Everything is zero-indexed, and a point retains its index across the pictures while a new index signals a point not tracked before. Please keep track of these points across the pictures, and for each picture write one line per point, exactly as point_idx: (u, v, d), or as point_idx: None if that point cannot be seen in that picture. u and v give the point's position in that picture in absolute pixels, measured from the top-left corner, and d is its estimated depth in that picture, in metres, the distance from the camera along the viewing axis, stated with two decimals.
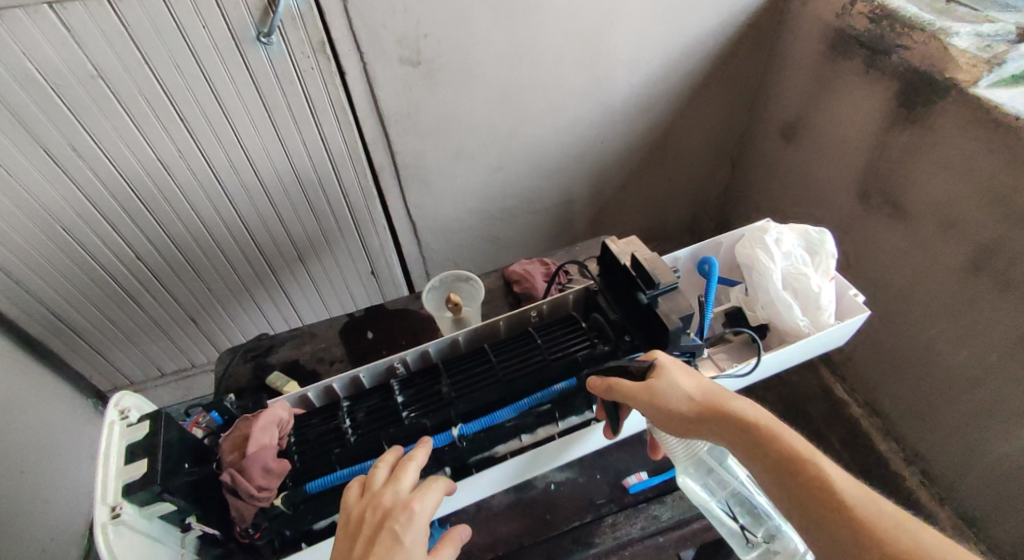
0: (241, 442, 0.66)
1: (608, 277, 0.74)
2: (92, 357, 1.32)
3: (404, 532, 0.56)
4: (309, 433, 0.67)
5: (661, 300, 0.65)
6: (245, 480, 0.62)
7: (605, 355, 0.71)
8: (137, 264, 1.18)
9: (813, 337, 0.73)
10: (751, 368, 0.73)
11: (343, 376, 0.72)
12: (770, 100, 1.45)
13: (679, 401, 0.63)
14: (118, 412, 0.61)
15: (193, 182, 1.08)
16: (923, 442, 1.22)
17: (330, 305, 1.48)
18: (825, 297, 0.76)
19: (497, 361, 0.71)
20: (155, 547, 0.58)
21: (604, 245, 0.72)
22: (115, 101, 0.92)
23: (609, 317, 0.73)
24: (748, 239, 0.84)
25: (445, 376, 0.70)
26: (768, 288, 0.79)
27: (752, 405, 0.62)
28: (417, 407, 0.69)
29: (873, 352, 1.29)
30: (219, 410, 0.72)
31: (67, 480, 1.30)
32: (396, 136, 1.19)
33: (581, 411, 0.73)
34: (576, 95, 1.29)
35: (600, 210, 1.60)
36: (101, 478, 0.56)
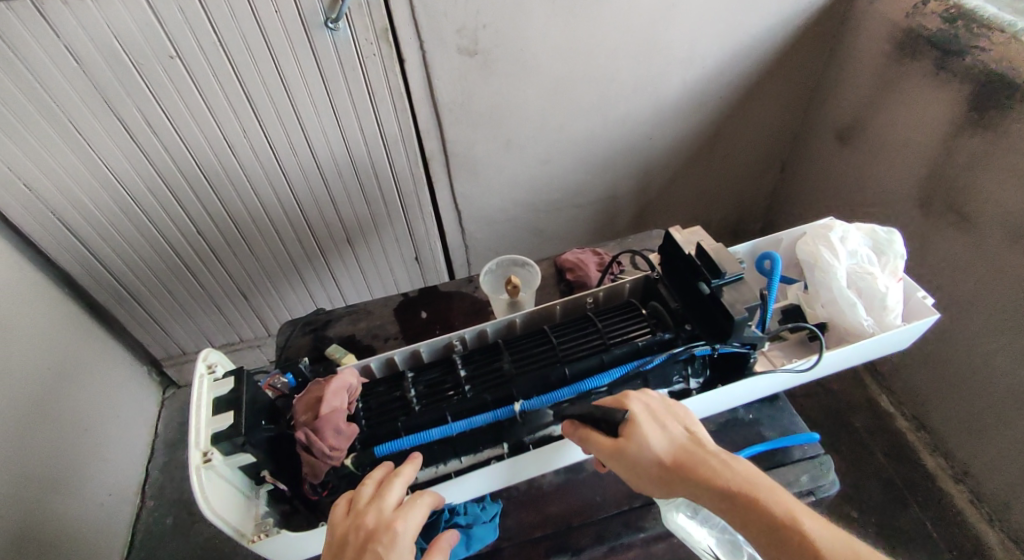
0: (313, 404, 0.68)
1: (668, 266, 0.74)
2: (149, 324, 1.39)
3: (388, 554, 0.57)
4: (375, 400, 0.70)
5: (726, 290, 0.65)
6: (319, 439, 0.64)
7: (665, 342, 0.71)
8: (197, 237, 1.23)
9: (879, 337, 0.71)
10: (813, 364, 0.70)
11: (404, 349, 0.74)
12: (827, 103, 1.41)
13: (651, 461, 0.61)
14: (206, 366, 0.65)
15: (253, 159, 1.12)
16: (975, 461, 1.19)
17: (373, 287, 1.51)
18: (892, 297, 0.75)
19: (557, 342, 0.72)
20: (237, 494, 0.62)
21: (667, 235, 0.72)
22: (189, 78, 0.96)
23: (669, 306, 0.73)
24: (812, 235, 0.82)
25: (506, 354, 0.72)
26: (832, 286, 0.77)
27: (730, 463, 0.60)
28: (478, 383, 0.70)
29: (926, 364, 1.25)
30: (293, 372, 0.75)
31: (124, 440, 1.36)
32: (449, 126, 1.22)
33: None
34: (628, 90, 1.28)
35: (644, 207, 1.59)
36: (194, 425, 0.60)
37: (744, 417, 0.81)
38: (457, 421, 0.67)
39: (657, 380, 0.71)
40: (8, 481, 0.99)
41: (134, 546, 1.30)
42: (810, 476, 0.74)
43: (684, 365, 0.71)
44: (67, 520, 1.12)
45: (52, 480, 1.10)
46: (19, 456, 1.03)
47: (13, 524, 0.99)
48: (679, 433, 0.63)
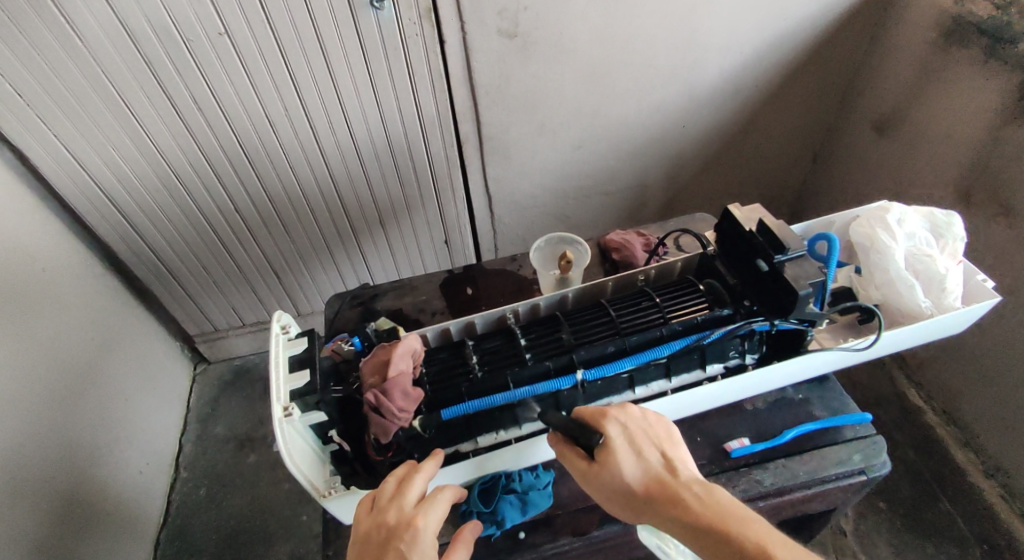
0: (381, 366, 0.65)
1: (725, 243, 0.74)
2: (184, 301, 1.41)
3: (411, 551, 0.58)
4: (439, 365, 0.69)
5: (788, 266, 0.64)
6: (388, 401, 0.62)
7: (723, 319, 0.69)
8: (235, 216, 1.25)
9: (937, 318, 0.70)
10: (870, 344, 0.69)
11: (459, 319, 0.73)
12: (865, 93, 1.39)
13: (623, 488, 0.61)
14: (280, 326, 0.67)
15: (293, 138, 1.13)
16: (1007, 455, 1.16)
17: (402, 269, 1.51)
18: (953, 280, 0.72)
19: (616, 314, 0.70)
20: (311, 452, 0.63)
21: (727, 211, 0.71)
22: (236, 56, 0.97)
23: (727, 282, 0.73)
24: (868, 218, 0.78)
25: (565, 325, 0.70)
26: (889, 267, 0.74)
27: (704, 495, 0.58)
28: (539, 352, 0.69)
29: (959, 359, 1.23)
30: (360, 335, 0.72)
31: (158, 413, 1.40)
32: (485, 109, 1.22)
33: (697, 368, 0.69)
34: (664, 75, 1.27)
35: (673, 195, 1.59)
36: (273, 382, 0.61)
37: (793, 397, 0.77)
38: (519, 388, 0.66)
39: (713, 355, 0.68)
40: (55, 445, 1.03)
41: (170, 515, 1.33)
42: (862, 455, 0.70)
43: (742, 340, 0.68)
44: (107, 487, 1.15)
45: (95, 447, 1.13)
46: (61, 422, 1.05)
47: (61, 487, 1.03)
48: (656, 460, 0.62)
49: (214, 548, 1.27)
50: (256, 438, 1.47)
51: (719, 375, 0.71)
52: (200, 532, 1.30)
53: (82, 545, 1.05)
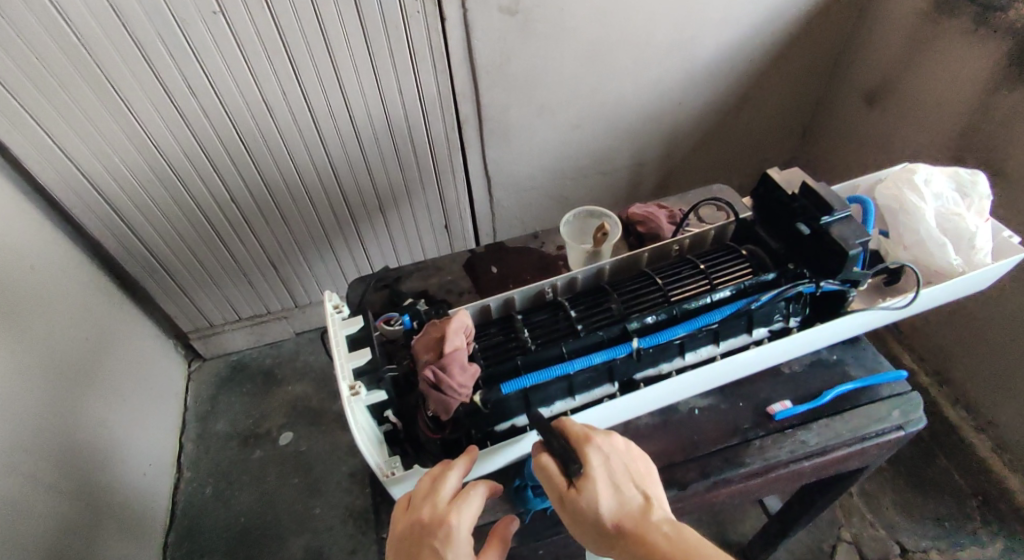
0: (434, 343, 0.62)
1: (763, 208, 0.72)
2: (178, 296, 1.37)
3: (445, 549, 0.55)
4: (490, 341, 0.65)
5: (836, 227, 0.63)
6: (447, 377, 0.58)
7: (768, 283, 0.67)
8: (231, 205, 1.21)
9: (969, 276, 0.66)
10: (908, 302, 0.66)
11: (498, 296, 0.70)
12: (855, 65, 1.41)
13: (593, 521, 0.56)
14: (333, 305, 0.65)
15: (291, 122, 1.09)
16: (997, 410, 1.20)
17: (401, 255, 1.48)
18: (984, 238, 0.67)
19: (662, 282, 0.68)
20: (372, 434, 0.61)
21: (766, 175, 0.70)
22: (233, 38, 0.93)
23: (769, 248, 0.71)
24: (894, 179, 0.72)
25: (614, 294, 0.68)
26: (918, 231, 0.69)
27: (676, 537, 0.54)
28: (590, 322, 0.66)
29: (953, 324, 1.25)
30: (411, 313, 0.69)
31: (156, 412, 1.35)
32: (486, 88, 1.20)
33: (743, 332, 0.67)
34: (662, 51, 1.26)
35: (668, 173, 1.59)
36: (335, 361, 0.60)
37: (827, 358, 0.76)
38: (575, 358, 0.62)
39: (759, 319, 0.66)
40: (56, 448, 0.99)
41: (176, 516, 1.30)
42: (901, 411, 0.70)
43: (787, 303, 0.66)
44: (112, 490, 1.11)
45: (97, 449, 1.10)
46: (61, 423, 1.02)
47: (67, 491, 1.00)
48: (632, 495, 0.57)
49: (225, 547, 1.25)
50: (261, 433, 1.44)
51: (765, 339, 0.68)
52: (209, 531, 1.27)
53: (93, 549, 1.03)
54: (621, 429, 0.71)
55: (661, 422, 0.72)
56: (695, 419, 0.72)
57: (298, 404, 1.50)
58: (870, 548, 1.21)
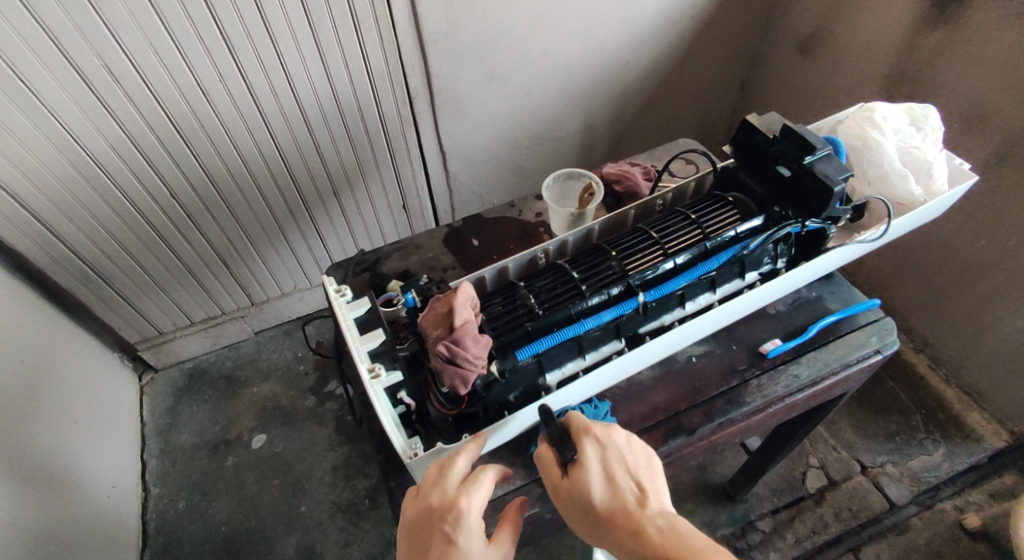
0: (443, 318, 0.61)
1: (744, 156, 0.74)
2: (120, 305, 1.27)
3: (456, 533, 0.57)
4: (496, 311, 0.64)
5: (819, 165, 0.66)
6: (463, 351, 0.57)
7: (757, 227, 0.69)
8: (171, 203, 1.12)
9: (931, 204, 0.71)
10: (881, 234, 0.70)
11: (495, 266, 0.69)
12: (786, 15, 1.45)
13: (588, 509, 0.60)
14: (337, 289, 0.63)
15: (231, 109, 1.02)
16: (932, 331, 1.30)
17: (360, 240, 1.44)
18: (940, 167, 0.72)
19: (656, 235, 0.69)
20: (393, 417, 0.60)
21: (744, 122, 0.72)
22: (156, 15, 0.85)
23: (753, 193, 0.73)
24: (856, 119, 0.75)
25: (612, 252, 0.68)
26: (883, 167, 0.72)
27: (667, 530, 0.57)
28: (594, 281, 0.66)
29: (892, 256, 1.33)
30: (413, 292, 0.68)
31: (110, 431, 1.26)
32: (434, 58, 1.15)
33: (737, 278, 0.69)
34: (605, 9, 1.25)
35: (619, 135, 1.59)
36: (351, 345, 0.58)
37: (807, 296, 0.80)
38: (586, 319, 0.63)
39: (751, 263, 0.68)
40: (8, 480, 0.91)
41: (149, 535, 1.23)
42: (878, 336, 0.74)
43: (775, 245, 0.68)
44: (75, 517, 1.04)
45: (53, 477, 1.02)
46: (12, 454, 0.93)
47: (30, 524, 0.92)
48: (628, 487, 0.60)
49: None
50: (231, 439, 1.38)
51: (756, 282, 0.71)
52: (190, 546, 1.22)
53: None
54: (625, 383, 0.74)
55: (662, 373, 0.74)
56: (694, 367, 0.74)
57: (267, 404, 1.44)
58: (835, 470, 1.29)
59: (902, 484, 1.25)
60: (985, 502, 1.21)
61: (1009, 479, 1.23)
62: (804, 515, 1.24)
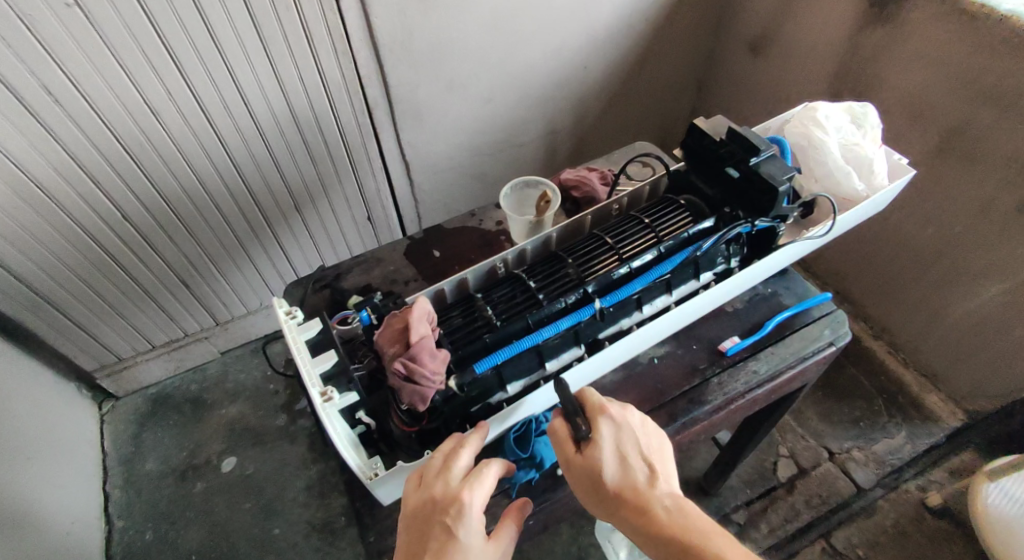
0: (399, 335, 0.60)
1: (694, 159, 0.75)
2: (75, 333, 1.22)
3: (457, 525, 0.56)
4: (455, 324, 0.64)
5: (764, 166, 0.67)
6: (419, 366, 0.57)
7: (709, 229, 0.70)
8: (124, 225, 1.09)
9: (873, 198, 0.73)
10: (827, 230, 0.72)
11: (453, 278, 0.69)
12: (737, 16, 1.48)
13: (598, 487, 0.61)
14: (286, 311, 0.61)
15: (184, 127, 0.99)
16: (888, 318, 1.35)
17: (326, 254, 1.41)
18: (880, 163, 0.74)
19: (612, 240, 0.70)
20: (349, 438, 0.58)
21: (693, 125, 0.73)
22: (96, 34, 0.83)
23: (705, 195, 0.74)
24: (800, 119, 0.77)
25: (569, 259, 0.69)
26: (827, 164, 0.74)
27: (674, 511, 0.59)
28: (551, 290, 0.66)
29: (848, 247, 1.37)
30: (367, 309, 0.66)
31: (69, 464, 1.21)
32: (392, 68, 1.14)
33: (692, 279, 0.71)
34: (560, 15, 1.26)
35: (581, 138, 1.61)
36: (300, 368, 0.56)
37: (763, 292, 0.82)
38: (544, 328, 0.63)
39: (705, 264, 0.69)
40: None
41: None
42: (831, 328, 0.77)
43: (728, 245, 0.70)
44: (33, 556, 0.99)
45: (8, 515, 0.97)
46: None
47: None
48: (639, 468, 0.61)
49: None
50: (199, 464, 1.34)
51: (712, 282, 0.72)
52: None
53: None
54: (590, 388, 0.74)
55: (626, 376, 0.75)
56: (656, 368, 0.75)
57: (236, 426, 1.40)
58: (804, 459, 1.32)
59: (868, 469, 1.29)
60: (947, 479, 1.27)
61: (967, 455, 1.29)
62: (777, 504, 1.27)
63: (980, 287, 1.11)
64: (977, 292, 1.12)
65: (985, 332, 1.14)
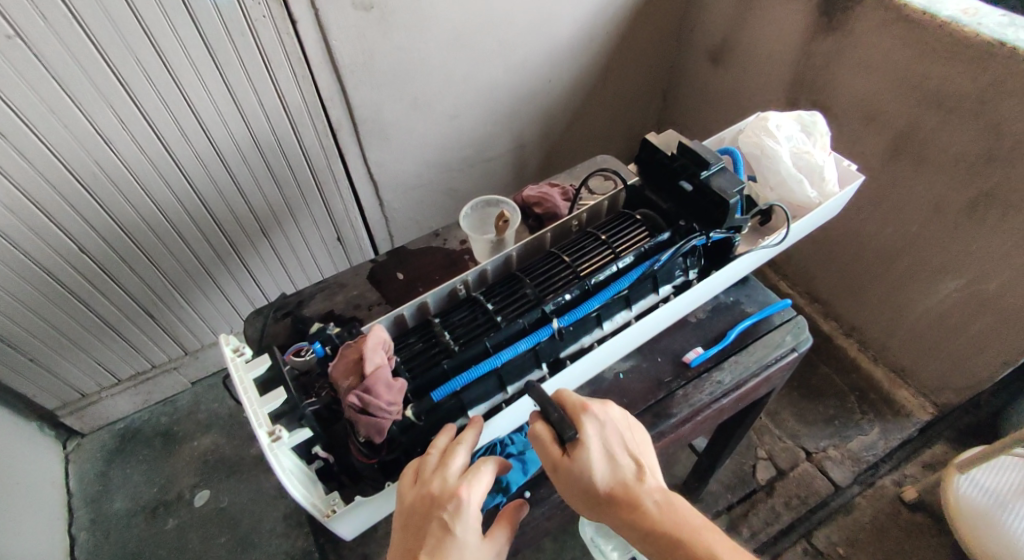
0: (354, 366, 0.60)
1: (649, 174, 0.76)
2: (34, 371, 1.19)
3: (454, 522, 0.55)
4: (413, 350, 0.65)
5: (715, 179, 0.68)
6: (374, 398, 0.56)
7: (665, 242, 0.70)
8: (82, 257, 1.05)
9: (825, 205, 0.75)
10: (782, 238, 0.73)
11: (412, 302, 0.68)
12: (696, 27, 1.51)
13: (587, 487, 0.61)
14: (233, 349, 0.60)
15: (140, 156, 0.97)
16: (856, 316, 1.37)
17: (296, 278, 1.40)
18: (830, 170, 0.76)
19: (569, 258, 0.70)
20: (302, 475, 0.58)
21: (646, 141, 0.74)
22: (41, 66, 0.81)
23: (660, 209, 0.75)
24: (751, 129, 0.79)
25: (527, 279, 0.69)
26: (779, 173, 0.76)
27: (664, 505, 0.59)
28: (509, 311, 0.66)
29: (813, 249, 1.40)
30: (321, 340, 0.64)
31: (32, 507, 1.17)
32: (353, 90, 1.14)
33: (652, 293, 0.71)
34: (521, 31, 1.27)
35: (550, 151, 1.62)
36: (248, 407, 0.55)
37: (725, 301, 0.83)
38: (501, 351, 0.63)
39: (663, 277, 0.70)
40: None
41: None
42: (792, 334, 0.78)
43: (685, 258, 0.70)
44: None
45: None
46: None
47: None
48: (626, 464, 0.61)
49: None
50: (170, 499, 1.30)
51: (671, 295, 0.73)
52: None
53: None
54: None
55: (592, 392, 0.75)
56: (622, 383, 0.76)
57: (209, 457, 1.37)
58: (782, 460, 1.33)
59: (844, 467, 1.30)
60: (920, 473, 1.30)
61: (938, 448, 1.33)
62: (758, 507, 1.28)
63: (939, 283, 1.14)
64: (937, 288, 1.15)
65: (946, 327, 1.17)
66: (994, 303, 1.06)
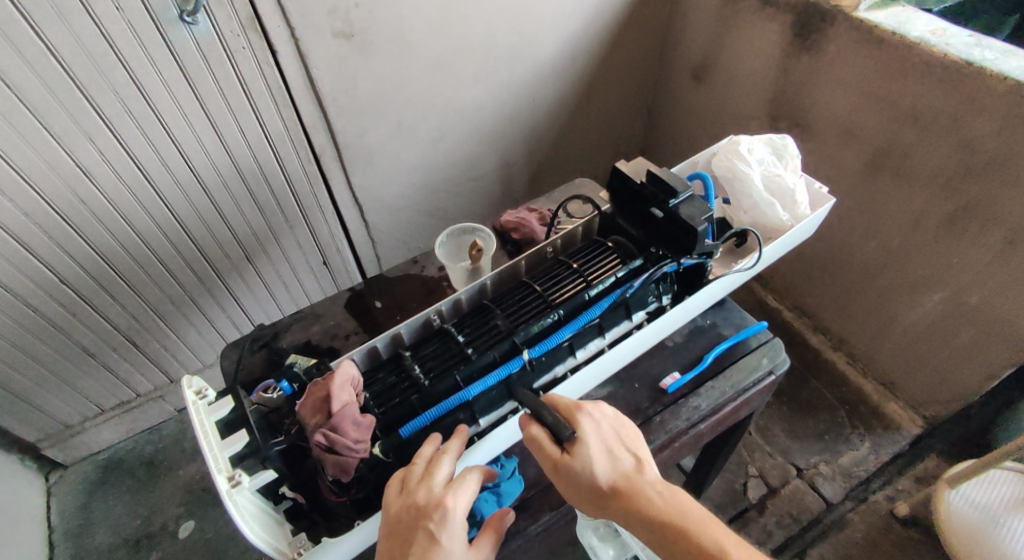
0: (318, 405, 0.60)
1: (620, 201, 0.77)
2: (15, 404, 1.17)
3: (441, 532, 0.54)
4: (383, 385, 0.65)
5: (682, 207, 0.69)
6: (341, 436, 0.57)
7: (637, 269, 0.71)
8: (62, 288, 1.05)
9: (798, 227, 0.75)
10: (754, 262, 0.74)
11: (385, 334, 0.69)
12: (677, 46, 1.53)
13: (589, 485, 0.59)
14: (195, 392, 0.60)
15: (120, 187, 0.98)
16: (843, 329, 1.38)
17: (283, 303, 1.39)
18: (801, 193, 0.77)
19: (541, 287, 0.71)
20: (264, 518, 0.58)
21: (616, 169, 0.74)
22: (20, 102, 0.82)
23: (632, 236, 0.75)
24: (723, 153, 0.79)
25: (499, 311, 0.69)
26: (752, 196, 0.77)
27: (667, 494, 0.58)
28: (480, 343, 0.67)
29: (798, 264, 1.41)
30: (287, 377, 0.65)
31: (12, 543, 1.15)
32: (335, 117, 1.15)
33: (625, 319, 0.72)
34: (503, 53, 1.29)
35: (536, 169, 1.63)
36: (207, 452, 0.55)
37: (702, 324, 0.83)
38: (471, 385, 0.64)
39: (635, 305, 0.71)
40: None
41: None
42: (769, 356, 0.78)
43: (656, 284, 0.71)
44: None
45: None
46: None
47: None
48: (625, 458, 0.61)
49: None
50: (154, 531, 1.28)
51: (645, 321, 0.73)
52: None
53: None
54: None
55: None
56: None
57: (195, 486, 1.35)
58: (773, 477, 1.32)
59: (836, 483, 1.29)
60: (913, 487, 1.30)
61: (930, 460, 1.32)
62: (750, 527, 1.27)
63: (921, 295, 1.15)
64: (920, 300, 1.16)
65: (930, 340, 1.17)
66: (976, 316, 1.07)
